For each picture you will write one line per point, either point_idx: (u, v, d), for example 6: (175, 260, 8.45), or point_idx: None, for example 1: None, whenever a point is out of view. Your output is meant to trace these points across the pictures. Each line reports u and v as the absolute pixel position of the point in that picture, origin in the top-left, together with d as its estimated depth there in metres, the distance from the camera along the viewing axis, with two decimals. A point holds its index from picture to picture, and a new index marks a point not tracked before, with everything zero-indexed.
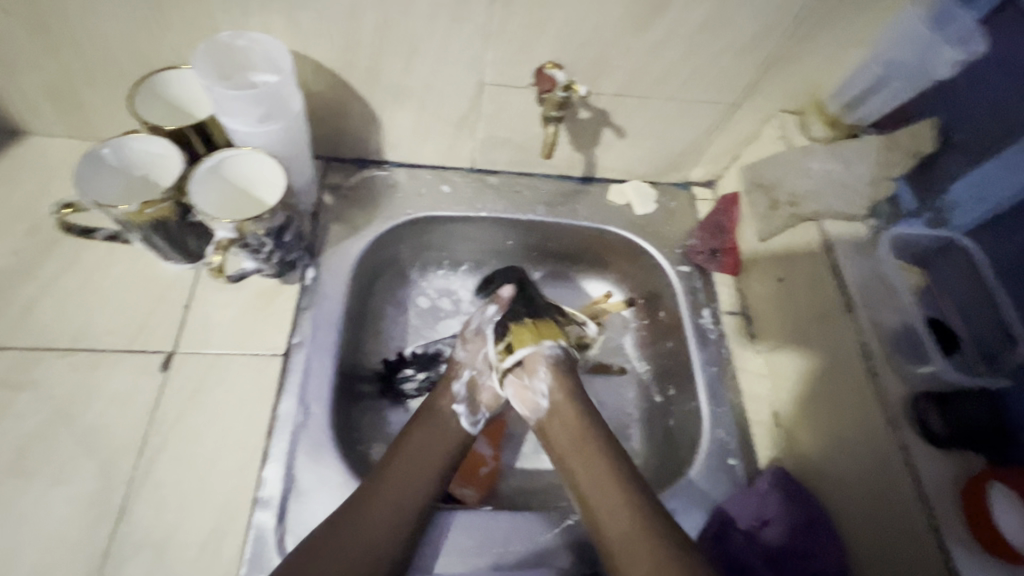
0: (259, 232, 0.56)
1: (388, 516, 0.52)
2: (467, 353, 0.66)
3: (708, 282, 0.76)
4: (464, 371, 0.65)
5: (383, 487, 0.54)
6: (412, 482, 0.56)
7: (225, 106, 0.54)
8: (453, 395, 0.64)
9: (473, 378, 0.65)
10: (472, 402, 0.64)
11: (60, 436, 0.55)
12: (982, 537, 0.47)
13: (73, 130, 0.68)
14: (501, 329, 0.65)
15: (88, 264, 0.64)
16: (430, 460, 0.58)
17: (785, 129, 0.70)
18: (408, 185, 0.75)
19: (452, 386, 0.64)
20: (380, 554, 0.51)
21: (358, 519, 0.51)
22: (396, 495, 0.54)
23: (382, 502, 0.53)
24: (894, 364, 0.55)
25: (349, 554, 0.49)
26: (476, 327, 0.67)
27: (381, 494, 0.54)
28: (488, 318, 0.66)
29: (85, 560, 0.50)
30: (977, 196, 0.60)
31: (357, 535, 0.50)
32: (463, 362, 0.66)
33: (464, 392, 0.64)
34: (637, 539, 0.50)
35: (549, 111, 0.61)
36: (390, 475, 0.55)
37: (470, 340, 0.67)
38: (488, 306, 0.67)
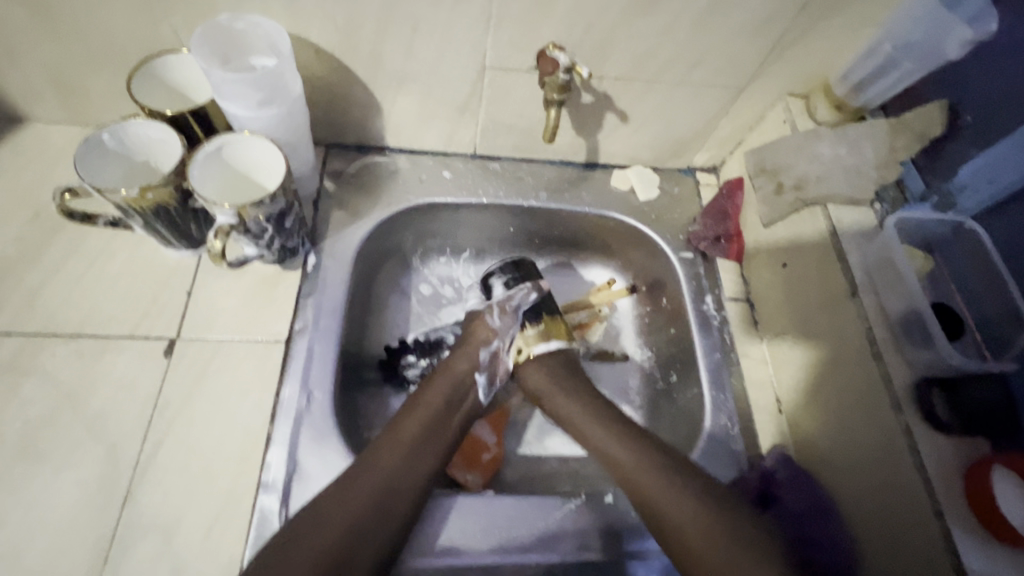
0: (259, 217, 0.56)
1: (400, 470, 0.54)
2: (499, 324, 0.66)
3: (712, 269, 0.75)
4: (493, 341, 0.66)
5: (396, 443, 0.56)
6: (424, 440, 0.58)
7: (225, 89, 0.54)
8: (477, 360, 0.65)
9: (497, 350, 0.66)
10: (491, 371, 0.65)
11: (66, 422, 0.55)
12: (986, 522, 0.47)
13: (73, 115, 0.67)
14: (535, 315, 0.67)
15: (90, 251, 0.64)
16: (441, 420, 0.60)
17: (791, 113, 0.69)
18: (410, 171, 0.75)
19: (479, 352, 0.65)
20: (392, 507, 0.52)
21: (369, 473, 0.53)
22: (409, 451, 0.56)
23: (394, 458, 0.55)
24: (899, 349, 0.55)
25: (359, 506, 0.51)
26: (515, 305, 0.67)
27: (393, 449, 0.55)
28: (528, 303, 0.67)
29: (93, 542, 0.50)
30: (987, 178, 0.59)
31: (368, 488, 0.52)
32: (494, 330, 0.66)
33: (487, 361, 0.65)
34: (658, 502, 0.54)
35: (551, 94, 0.60)
36: (400, 438, 0.56)
37: (506, 313, 0.67)
38: (531, 290, 0.67)
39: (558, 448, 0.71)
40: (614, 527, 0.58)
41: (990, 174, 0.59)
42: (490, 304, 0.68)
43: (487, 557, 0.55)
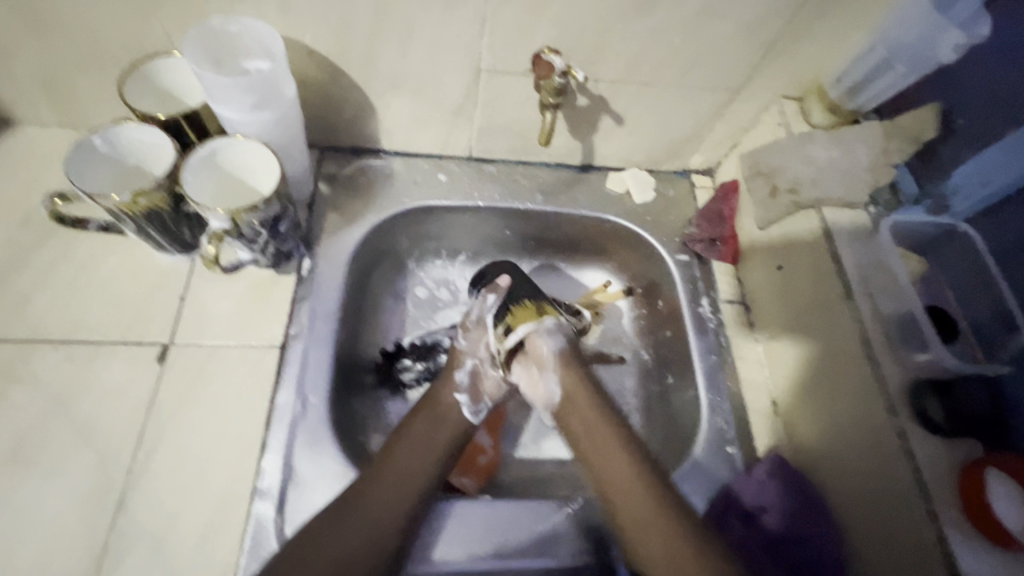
0: (254, 222, 0.55)
1: (390, 494, 0.54)
2: (469, 343, 0.66)
3: (707, 271, 0.75)
4: (467, 360, 0.65)
5: (385, 475, 0.55)
6: (414, 471, 0.56)
7: (218, 93, 0.53)
8: (455, 383, 0.63)
9: (475, 368, 0.65)
10: (474, 390, 0.64)
11: (58, 428, 0.55)
12: (979, 523, 0.47)
13: (64, 118, 0.66)
14: (501, 313, 0.65)
15: (82, 255, 0.63)
16: (432, 448, 0.58)
17: (786, 116, 0.69)
18: (405, 174, 0.75)
19: (455, 373, 0.64)
20: (379, 543, 0.51)
21: (359, 506, 0.52)
22: (400, 483, 0.55)
23: (384, 491, 0.53)
24: (894, 352, 0.55)
25: (349, 542, 0.50)
26: (477, 317, 0.67)
27: (383, 483, 0.54)
28: (488, 309, 0.66)
29: (85, 550, 0.50)
30: (980, 180, 0.60)
31: (358, 522, 0.51)
32: (466, 351, 0.66)
33: (466, 381, 0.64)
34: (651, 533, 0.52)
35: (547, 97, 0.60)
36: (390, 462, 0.56)
37: (470, 329, 0.67)
38: (487, 294, 0.67)
39: (554, 450, 0.72)
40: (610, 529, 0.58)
41: (983, 176, 0.60)
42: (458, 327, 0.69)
43: (485, 562, 0.55)
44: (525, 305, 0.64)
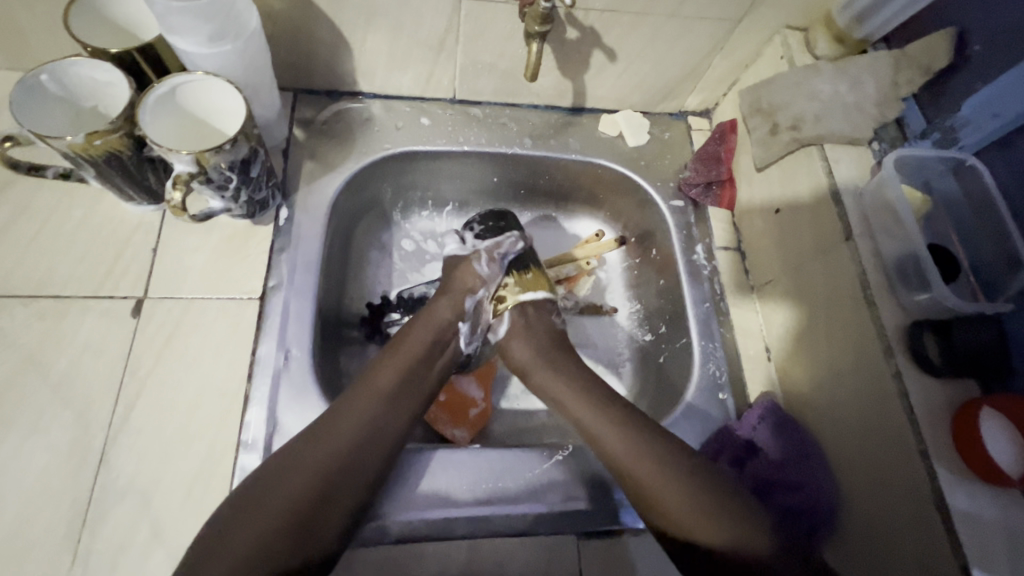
0: (221, 165, 0.52)
1: (375, 421, 0.52)
2: (489, 272, 0.63)
3: (702, 217, 0.73)
4: (480, 290, 0.62)
5: (360, 405, 0.52)
6: (394, 401, 0.54)
7: (170, 23, 0.49)
8: (463, 308, 0.61)
9: (484, 300, 0.63)
10: (474, 322, 0.62)
11: (32, 385, 0.53)
12: (972, 464, 0.46)
13: (14, 59, 0.61)
14: (520, 266, 0.65)
15: (44, 208, 0.60)
16: (413, 377, 0.56)
17: (789, 49, 0.65)
18: (385, 117, 0.70)
19: (464, 299, 0.61)
20: (356, 474, 0.50)
21: (338, 437, 0.50)
22: (381, 407, 0.53)
23: (361, 421, 0.51)
24: (893, 293, 0.54)
25: (328, 470, 0.49)
26: (501, 254, 0.64)
27: (357, 410, 0.52)
28: (516, 252, 0.65)
29: (69, 504, 0.49)
30: (991, 112, 0.55)
31: (334, 452, 0.49)
32: (483, 278, 0.62)
33: (472, 309, 0.62)
34: (652, 476, 0.52)
35: (532, 26, 0.55)
36: (378, 384, 0.54)
37: (495, 262, 0.64)
38: (519, 240, 0.65)
39: (545, 402, 0.71)
40: (600, 478, 0.58)
41: (993, 108, 0.55)
42: (477, 249, 0.64)
43: (475, 508, 0.55)
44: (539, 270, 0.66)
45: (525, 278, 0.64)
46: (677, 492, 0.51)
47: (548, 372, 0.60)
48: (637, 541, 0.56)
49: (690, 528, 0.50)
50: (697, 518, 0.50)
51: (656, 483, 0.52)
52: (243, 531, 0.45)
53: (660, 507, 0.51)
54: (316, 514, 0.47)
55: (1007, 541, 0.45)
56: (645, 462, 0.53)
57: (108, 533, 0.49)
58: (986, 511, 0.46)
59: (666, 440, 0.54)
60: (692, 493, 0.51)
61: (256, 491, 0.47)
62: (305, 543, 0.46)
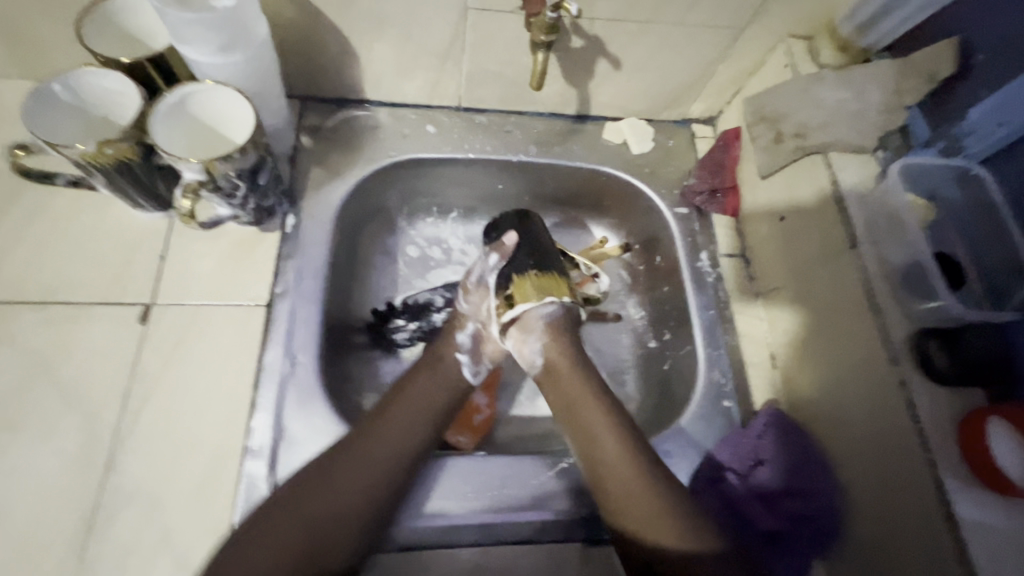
0: (229, 173, 0.52)
1: (387, 454, 0.52)
2: (471, 304, 0.61)
3: (707, 224, 0.73)
4: (469, 324, 0.61)
5: (374, 440, 0.52)
6: (407, 435, 0.54)
7: (181, 33, 0.49)
8: (455, 344, 0.60)
9: (479, 331, 0.60)
10: (475, 352, 0.60)
11: (41, 390, 0.53)
12: (981, 471, 0.46)
13: (27, 68, 0.62)
14: (502, 282, 0.58)
15: (54, 215, 0.60)
16: (427, 410, 0.56)
17: (793, 57, 0.65)
18: (391, 125, 0.71)
19: (456, 337, 0.61)
20: (367, 505, 0.50)
21: (348, 468, 0.50)
22: (393, 439, 0.53)
23: (374, 455, 0.51)
24: (899, 301, 0.54)
25: (341, 503, 0.49)
26: (477, 278, 0.60)
27: (371, 444, 0.52)
28: (490, 269, 0.59)
29: (75, 510, 0.50)
30: (997, 121, 0.56)
31: (347, 485, 0.49)
32: (468, 314, 0.61)
33: (469, 343, 0.60)
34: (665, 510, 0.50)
35: (538, 35, 0.55)
36: (391, 415, 0.54)
37: (471, 291, 0.61)
38: (490, 254, 0.60)
39: (550, 408, 0.71)
40: None
41: (1000, 116, 0.56)
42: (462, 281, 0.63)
43: (480, 516, 0.55)
44: (525, 276, 0.58)
45: (507, 295, 0.57)
46: (688, 527, 0.49)
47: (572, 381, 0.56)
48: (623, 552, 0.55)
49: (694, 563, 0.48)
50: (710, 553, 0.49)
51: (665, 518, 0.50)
52: (252, 562, 0.45)
53: (657, 534, 0.49)
54: (326, 546, 0.47)
55: (1016, 551, 0.45)
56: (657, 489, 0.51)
57: (114, 538, 0.49)
58: (995, 521, 0.46)
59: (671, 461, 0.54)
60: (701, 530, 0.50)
61: (264, 517, 0.47)
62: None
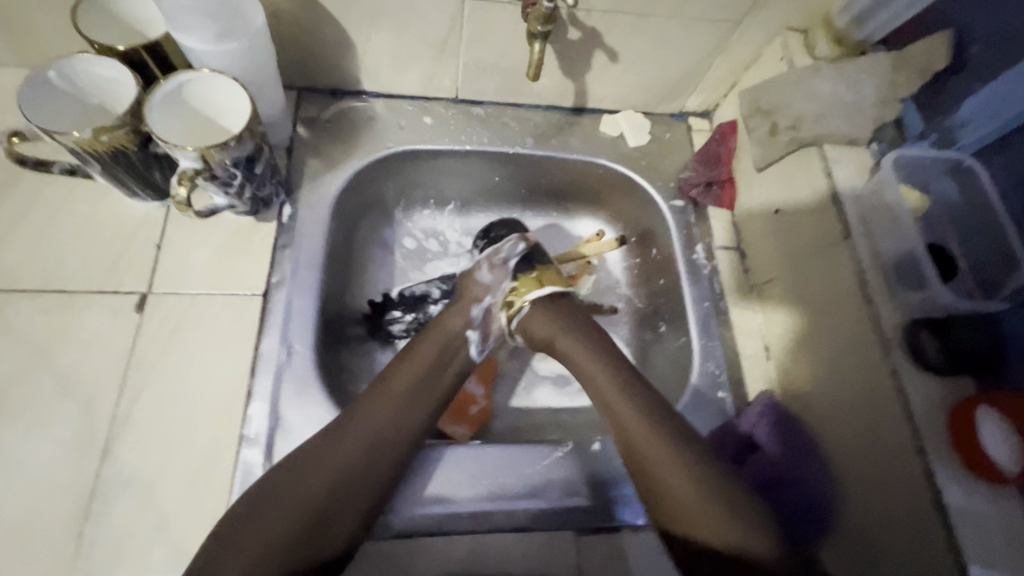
0: (226, 161, 0.52)
1: (388, 427, 0.52)
2: (492, 278, 0.63)
3: (703, 217, 0.73)
4: (486, 297, 0.63)
5: (376, 409, 0.53)
6: (410, 404, 0.54)
7: (178, 20, 0.49)
8: (469, 318, 0.61)
9: (491, 307, 0.62)
10: (485, 328, 0.62)
11: (37, 377, 0.53)
12: (967, 458, 0.47)
13: (22, 56, 0.62)
14: (526, 268, 0.63)
15: (50, 203, 0.60)
16: (428, 381, 0.57)
17: (789, 50, 0.66)
18: (389, 116, 0.71)
19: (471, 308, 0.62)
20: (370, 474, 0.50)
21: (350, 440, 0.51)
22: (394, 413, 0.53)
23: (377, 423, 0.52)
24: (891, 292, 0.54)
25: (344, 470, 0.49)
26: (503, 257, 0.64)
27: (374, 414, 0.53)
28: (517, 254, 0.64)
29: (72, 496, 0.50)
30: (991, 113, 0.56)
31: (350, 452, 0.50)
32: (486, 286, 0.63)
33: (480, 318, 0.62)
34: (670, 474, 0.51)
35: (535, 26, 0.55)
36: (392, 389, 0.55)
37: (496, 266, 0.64)
38: (518, 241, 0.65)
39: (546, 400, 0.71)
40: (601, 474, 0.59)
41: (993, 108, 0.56)
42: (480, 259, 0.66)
43: (476, 503, 0.56)
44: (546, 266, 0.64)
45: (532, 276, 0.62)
46: (696, 492, 0.50)
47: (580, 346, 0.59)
48: (627, 536, 0.56)
49: (703, 529, 0.49)
50: (719, 520, 0.48)
51: (673, 481, 0.51)
52: (258, 532, 0.45)
53: (680, 501, 0.50)
54: (332, 511, 0.48)
55: (1004, 539, 0.45)
56: (665, 456, 0.52)
57: (111, 524, 0.49)
58: (983, 509, 0.46)
59: (687, 434, 0.53)
60: (708, 496, 0.50)
61: (267, 491, 0.47)
62: (314, 544, 0.46)
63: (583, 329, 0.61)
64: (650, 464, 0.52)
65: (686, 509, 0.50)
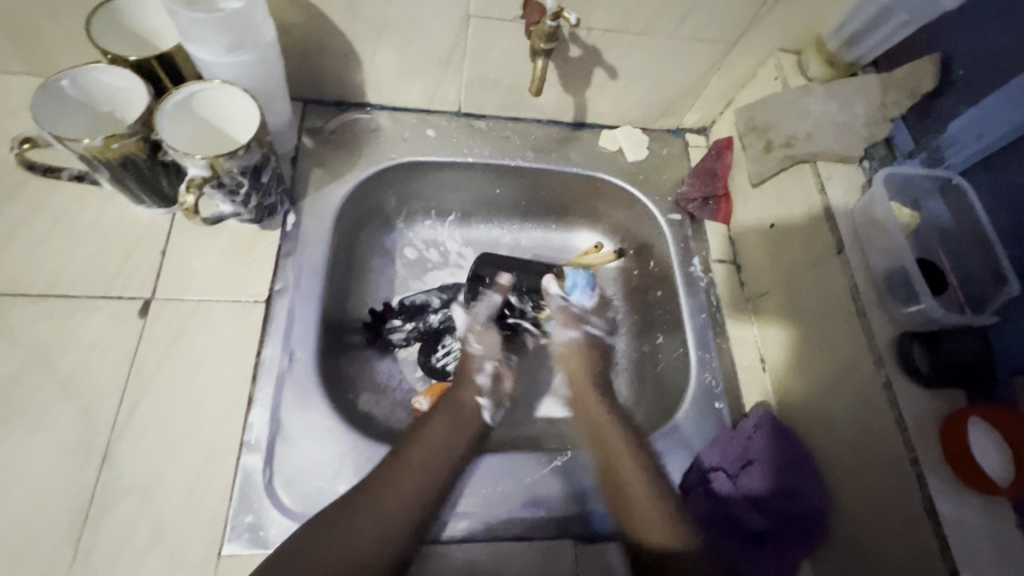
0: (233, 170, 0.53)
1: (407, 498, 0.52)
2: (484, 346, 0.66)
3: (699, 230, 0.75)
4: (487, 363, 0.65)
5: (394, 486, 0.52)
6: (429, 482, 0.54)
7: (191, 33, 0.51)
8: (478, 385, 0.63)
9: (496, 369, 0.65)
10: (494, 394, 0.63)
11: (38, 382, 0.54)
12: (958, 466, 0.48)
13: (32, 64, 0.63)
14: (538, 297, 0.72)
15: (56, 208, 0.61)
16: (447, 453, 0.56)
17: (783, 70, 0.68)
18: (393, 129, 0.72)
19: (476, 377, 0.63)
20: (388, 554, 0.49)
21: (367, 511, 0.50)
22: (416, 483, 0.53)
23: (390, 500, 0.51)
24: (883, 305, 0.56)
25: (359, 552, 0.48)
26: (485, 319, 0.70)
27: (392, 493, 0.52)
28: (490, 312, 0.70)
29: (71, 501, 0.50)
30: (976, 132, 0.58)
31: (369, 533, 0.49)
32: (481, 355, 0.66)
33: (488, 382, 0.64)
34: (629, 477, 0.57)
35: (538, 43, 0.57)
36: (410, 460, 0.54)
37: (482, 333, 0.68)
38: (491, 295, 0.71)
39: (543, 409, 0.72)
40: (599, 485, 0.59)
41: (978, 129, 0.57)
42: (464, 333, 0.69)
43: (475, 513, 0.56)
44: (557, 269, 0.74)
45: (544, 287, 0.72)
46: (651, 491, 0.56)
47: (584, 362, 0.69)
48: (614, 548, 0.56)
49: (651, 522, 0.54)
50: (656, 511, 0.55)
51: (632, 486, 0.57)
52: None
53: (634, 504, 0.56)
54: None
55: (994, 547, 0.46)
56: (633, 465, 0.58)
57: (109, 530, 0.49)
58: (975, 519, 0.47)
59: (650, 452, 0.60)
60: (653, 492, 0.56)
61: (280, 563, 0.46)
62: None
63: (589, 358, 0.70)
64: (615, 463, 0.58)
65: (638, 510, 0.55)
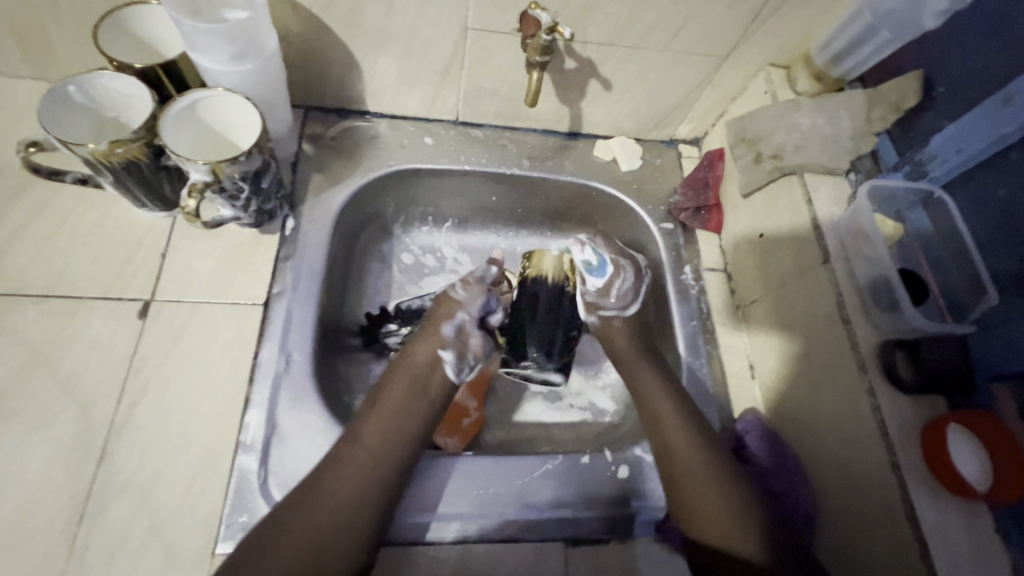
0: (235, 175, 0.54)
1: (368, 477, 0.52)
2: (466, 295, 0.65)
3: (691, 239, 0.76)
4: (458, 314, 0.63)
5: (348, 464, 0.52)
6: (384, 459, 0.53)
7: (195, 41, 0.52)
8: (441, 338, 0.61)
9: (463, 324, 0.63)
10: (459, 347, 0.62)
11: (37, 381, 0.54)
12: (936, 469, 0.49)
13: (38, 69, 0.64)
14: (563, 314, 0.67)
15: (58, 211, 0.62)
16: (403, 425, 0.56)
17: (772, 84, 0.70)
18: (391, 136, 0.74)
19: (442, 327, 0.62)
20: (352, 534, 0.49)
21: (327, 493, 0.50)
22: (375, 462, 0.53)
23: (351, 481, 0.51)
24: (867, 313, 0.57)
25: (322, 535, 0.48)
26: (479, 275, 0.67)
27: (345, 471, 0.51)
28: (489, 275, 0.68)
29: (67, 499, 0.50)
30: (956, 147, 0.59)
31: (326, 510, 0.49)
32: (459, 303, 0.64)
33: (453, 336, 0.62)
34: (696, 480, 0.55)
35: (533, 56, 0.58)
36: (365, 440, 0.54)
37: (469, 284, 0.66)
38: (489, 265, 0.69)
39: (537, 413, 0.73)
40: (591, 488, 0.60)
41: (957, 143, 0.59)
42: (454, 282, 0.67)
43: (466, 516, 0.57)
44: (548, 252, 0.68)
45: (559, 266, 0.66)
46: (716, 493, 0.54)
47: (642, 365, 0.63)
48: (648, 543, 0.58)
49: (720, 526, 0.52)
50: (729, 523, 0.52)
51: (701, 490, 0.54)
52: None
53: (706, 510, 0.53)
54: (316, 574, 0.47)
55: (974, 551, 0.47)
56: (701, 465, 0.55)
57: (105, 529, 0.50)
58: (954, 523, 0.48)
59: (717, 452, 0.57)
60: (719, 494, 0.54)
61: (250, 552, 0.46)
62: None
63: (647, 354, 0.64)
64: (679, 470, 0.56)
65: (703, 511, 0.53)
